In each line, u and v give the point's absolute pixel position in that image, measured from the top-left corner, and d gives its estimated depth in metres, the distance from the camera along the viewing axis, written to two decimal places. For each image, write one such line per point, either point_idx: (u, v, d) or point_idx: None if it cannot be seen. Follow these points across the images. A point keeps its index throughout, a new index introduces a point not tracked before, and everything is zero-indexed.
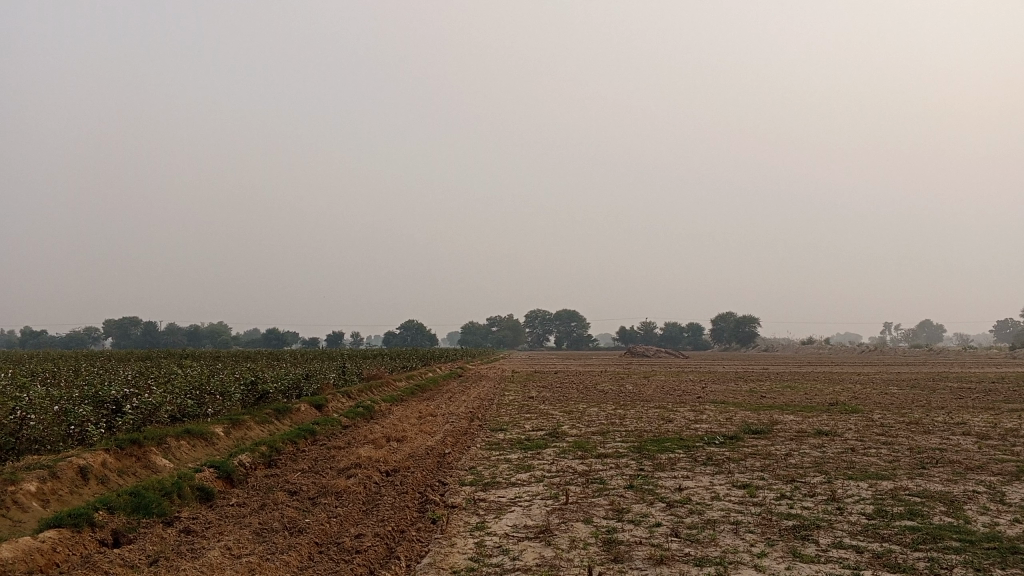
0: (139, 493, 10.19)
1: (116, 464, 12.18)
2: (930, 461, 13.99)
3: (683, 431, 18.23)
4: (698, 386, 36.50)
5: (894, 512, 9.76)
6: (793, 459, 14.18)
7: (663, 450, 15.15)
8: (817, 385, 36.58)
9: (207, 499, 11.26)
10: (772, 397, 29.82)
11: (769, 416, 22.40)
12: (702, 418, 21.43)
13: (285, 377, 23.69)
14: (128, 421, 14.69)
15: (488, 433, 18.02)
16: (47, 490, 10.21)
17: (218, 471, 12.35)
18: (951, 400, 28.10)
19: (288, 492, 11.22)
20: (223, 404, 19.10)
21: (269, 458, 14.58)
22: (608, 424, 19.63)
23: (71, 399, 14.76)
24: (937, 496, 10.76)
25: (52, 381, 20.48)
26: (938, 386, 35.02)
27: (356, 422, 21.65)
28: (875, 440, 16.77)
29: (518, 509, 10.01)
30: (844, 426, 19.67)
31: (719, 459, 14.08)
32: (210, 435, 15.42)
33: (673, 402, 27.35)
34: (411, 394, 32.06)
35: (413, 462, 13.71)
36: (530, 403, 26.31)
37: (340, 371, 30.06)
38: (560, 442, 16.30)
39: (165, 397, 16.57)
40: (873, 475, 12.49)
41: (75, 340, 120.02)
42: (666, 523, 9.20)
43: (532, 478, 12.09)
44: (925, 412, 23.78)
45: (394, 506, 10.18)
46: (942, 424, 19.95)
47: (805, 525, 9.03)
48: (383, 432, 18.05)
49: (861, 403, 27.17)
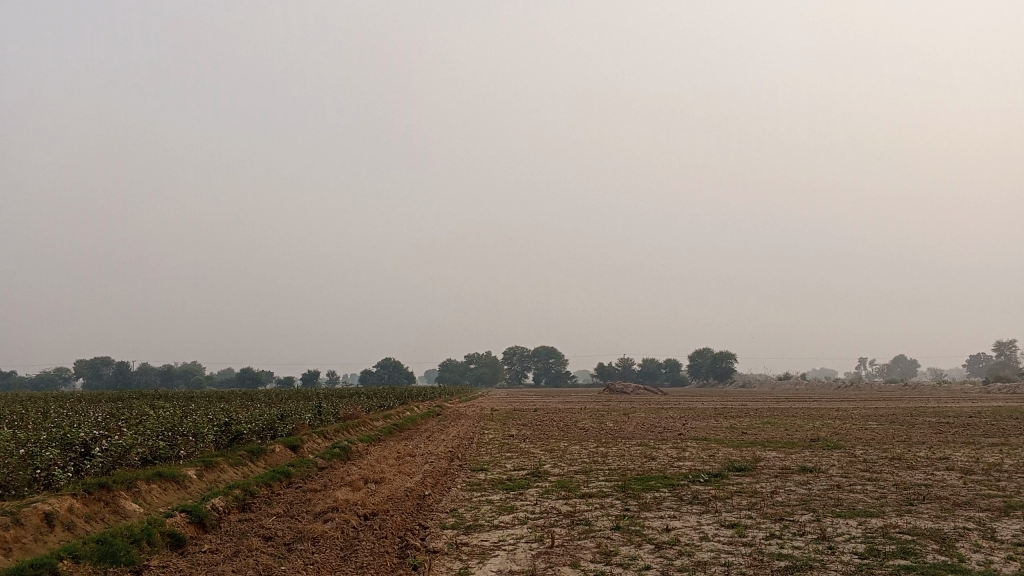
0: (107, 540, 9.76)
1: (83, 509, 11.73)
2: (917, 498, 13.84)
3: (667, 469, 17.99)
4: (678, 422, 36.29)
5: (887, 551, 9.57)
6: (779, 496, 13.97)
7: (648, 489, 14.91)
8: (797, 421, 36.50)
9: (179, 546, 10.83)
10: (754, 434, 29.63)
11: (752, 453, 22.23)
12: (685, 456, 21.20)
13: (260, 418, 23.18)
14: (98, 465, 14.23)
15: (469, 473, 17.68)
16: (10, 538, 9.78)
17: (190, 516, 11.92)
18: (931, 435, 28.03)
19: (263, 538, 10.83)
20: (196, 446, 18.61)
21: (243, 501, 14.14)
22: (590, 463, 19.37)
23: (37, 443, 14.27)
24: (928, 534, 10.59)
25: (19, 423, 19.88)
26: (916, 422, 35.00)
27: (333, 464, 21.18)
28: (861, 477, 16.62)
29: (502, 553, 9.70)
30: (827, 462, 19.52)
31: (705, 497, 13.86)
32: (183, 479, 14.97)
33: (655, 439, 27.08)
34: (389, 434, 31.58)
35: (392, 505, 13.33)
36: (511, 442, 25.96)
37: (317, 411, 29.51)
38: (543, 481, 16.02)
39: (136, 439, 16.13)
40: (862, 512, 12.30)
41: (46, 381, 117.95)
42: (655, 566, 8.93)
43: (516, 520, 11.78)
44: (906, 447, 23.73)
45: (373, 552, 9.83)
46: (925, 459, 19.86)
47: (798, 566, 8.81)
48: (361, 473, 17.66)
49: (843, 439, 27.08)
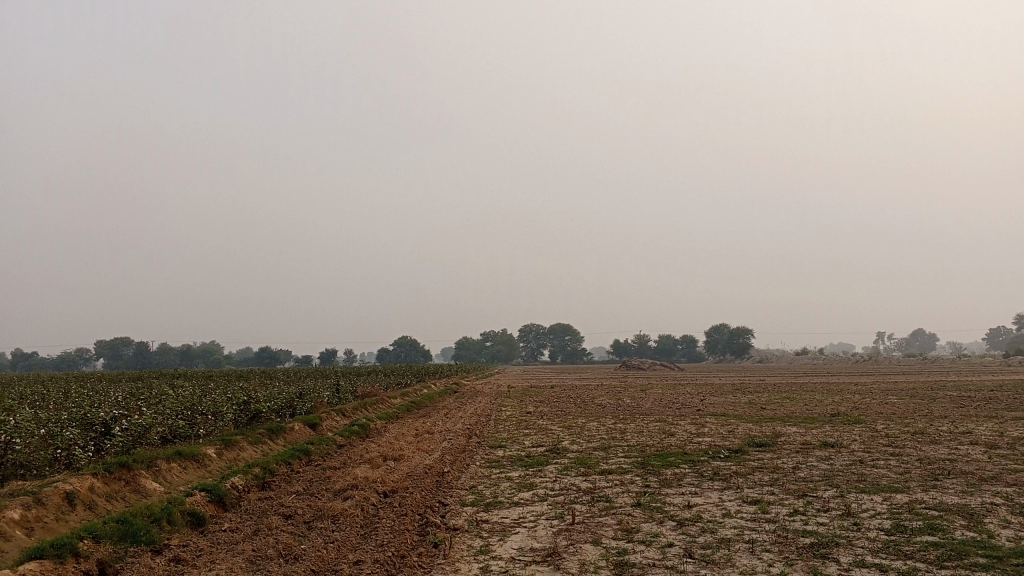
0: (127, 519, 9.75)
1: (104, 489, 11.75)
2: (941, 472, 13.65)
3: (687, 445, 17.86)
4: (697, 398, 36.09)
5: (914, 527, 9.41)
6: (802, 472, 13.81)
7: (668, 465, 14.80)
8: (816, 396, 36.26)
9: (199, 525, 10.82)
10: (773, 409, 29.46)
11: (772, 428, 22.06)
12: (704, 432, 21.05)
13: (278, 396, 23.21)
14: (118, 444, 14.25)
15: (487, 450, 17.65)
16: (31, 518, 9.79)
17: (210, 495, 11.92)
18: (952, 409, 27.72)
19: (283, 516, 10.81)
20: (215, 424, 18.66)
21: (262, 479, 14.15)
22: (610, 439, 19.27)
23: (57, 423, 14.29)
24: (955, 509, 10.41)
25: (40, 403, 20.00)
26: (938, 396, 34.71)
27: (352, 441, 21.20)
28: (883, 452, 16.43)
29: (523, 530, 9.61)
30: (849, 437, 19.31)
31: (726, 474, 13.72)
32: (202, 457, 15.00)
33: (673, 415, 26.97)
34: (407, 412, 31.62)
35: (411, 482, 13.29)
36: (528, 419, 25.90)
37: (335, 389, 29.55)
38: (561, 458, 15.92)
39: (156, 418, 16.16)
40: (887, 488, 12.12)
41: (67, 362, 119.31)
42: (678, 544, 8.80)
43: (535, 497, 11.70)
44: (928, 422, 23.48)
45: (393, 530, 9.77)
46: (948, 434, 19.62)
47: (824, 543, 8.66)
48: (379, 450, 17.66)
49: (864, 413, 26.82)
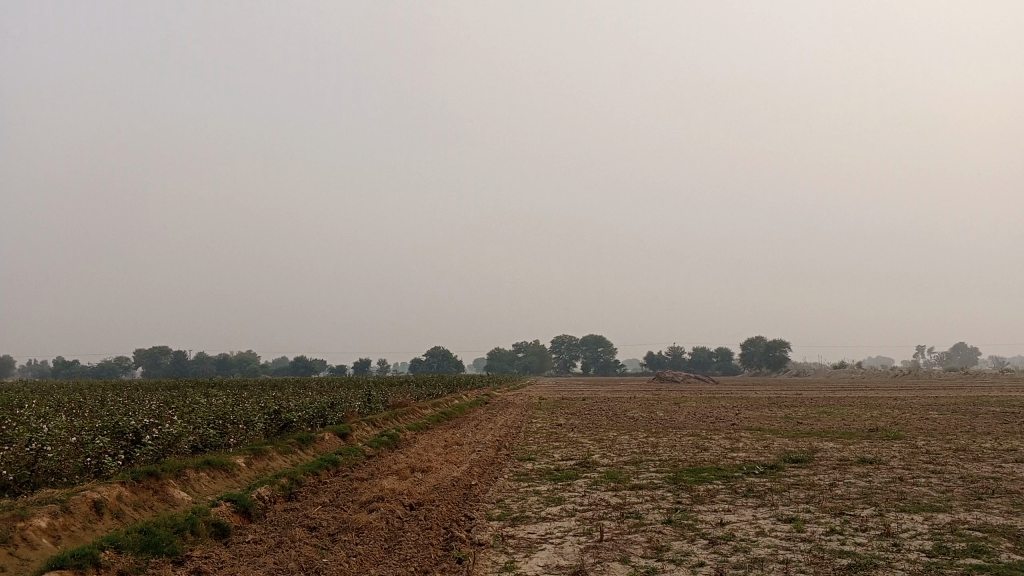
0: (150, 530, 9.69)
1: (131, 497, 11.72)
2: (985, 491, 13.19)
3: (721, 460, 17.48)
4: (731, 412, 35.49)
5: (957, 549, 9.03)
6: (839, 489, 13.42)
7: (700, 481, 14.48)
8: (853, 410, 35.53)
9: (223, 536, 10.76)
10: (809, 424, 28.85)
11: (808, 443, 21.60)
12: (738, 446, 20.66)
13: (309, 405, 23.20)
14: (148, 453, 14.28)
15: (516, 462, 17.45)
16: (58, 526, 9.78)
17: (235, 505, 11.85)
18: (996, 425, 26.94)
19: (307, 529, 10.69)
20: (246, 433, 18.67)
21: (289, 490, 14.07)
22: (641, 453, 18.94)
23: (89, 431, 14.35)
24: (1000, 531, 9.99)
25: (76, 411, 20.16)
26: (981, 411, 33.79)
27: (380, 452, 21.09)
28: (923, 469, 15.95)
29: (549, 547, 9.39)
30: (887, 453, 18.81)
31: (760, 490, 13.37)
32: (231, 466, 15.00)
33: (707, 430, 26.53)
34: (438, 423, 31.53)
35: (438, 495, 13.13)
36: (559, 431, 25.63)
37: (366, 399, 29.56)
38: (592, 472, 15.67)
39: (186, 426, 16.19)
40: (928, 507, 11.70)
41: (106, 369, 121.30)
42: (709, 563, 8.54)
43: (563, 512, 11.48)
44: (971, 438, 22.82)
45: (417, 544, 9.59)
46: (991, 451, 19.03)
47: (862, 565, 8.32)
48: (407, 462, 17.53)
49: (904, 429, 26.17)
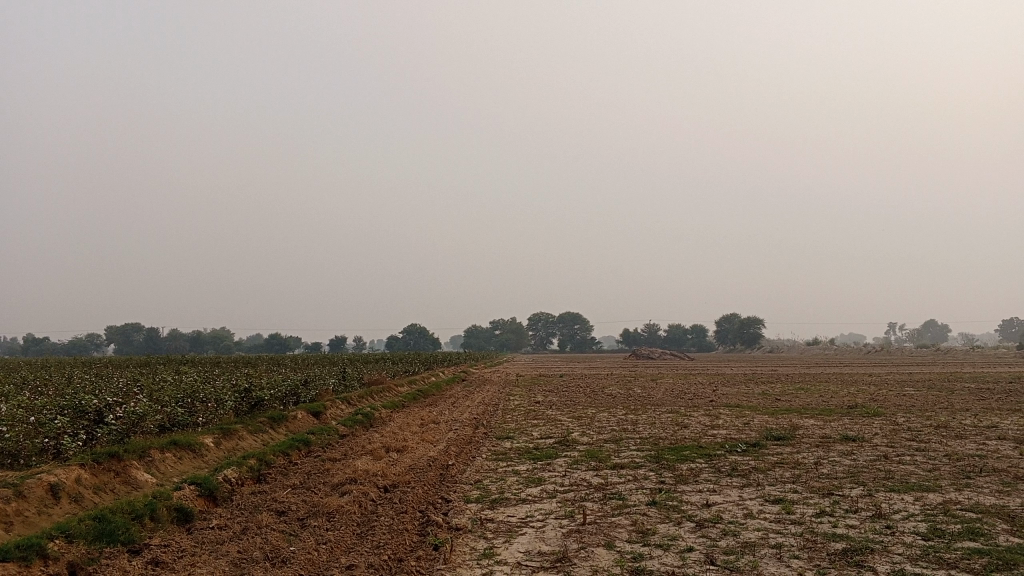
0: (105, 517, 9.14)
1: (92, 480, 11.15)
2: (972, 469, 12.94)
3: (702, 438, 17.14)
4: (710, 389, 35.21)
5: (952, 532, 8.70)
6: (825, 468, 13.12)
7: (683, 459, 14.12)
8: (831, 388, 35.44)
9: (186, 521, 10.25)
10: (788, 400, 28.76)
11: (788, 420, 21.42)
12: (719, 424, 20.34)
13: (282, 383, 22.57)
14: (111, 433, 13.62)
15: (494, 441, 17.02)
16: (11, 511, 9.19)
17: (199, 489, 11.30)
18: (974, 401, 26.99)
19: (276, 513, 10.20)
20: (216, 412, 18.04)
21: (257, 472, 13.50)
22: (621, 431, 18.59)
23: (49, 410, 13.69)
24: (993, 511, 9.70)
25: (41, 389, 19.38)
26: (958, 388, 33.94)
27: (355, 431, 20.53)
28: (908, 447, 15.67)
29: (530, 531, 8.95)
30: (870, 430, 18.59)
31: (745, 469, 13.03)
32: (199, 447, 14.43)
33: (686, 406, 26.16)
34: (413, 401, 30.98)
35: (413, 476, 12.67)
36: (537, 409, 25.23)
37: (340, 377, 28.93)
38: (571, 451, 15.24)
39: (153, 406, 15.55)
40: (918, 486, 11.39)
41: (78, 347, 119.69)
42: (698, 548, 8.13)
43: (544, 493, 11.06)
44: (950, 415, 22.78)
45: (391, 530, 9.12)
46: (973, 428, 18.87)
47: (858, 549, 7.95)
48: (382, 441, 17.00)
49: (883, 405, 26.03)
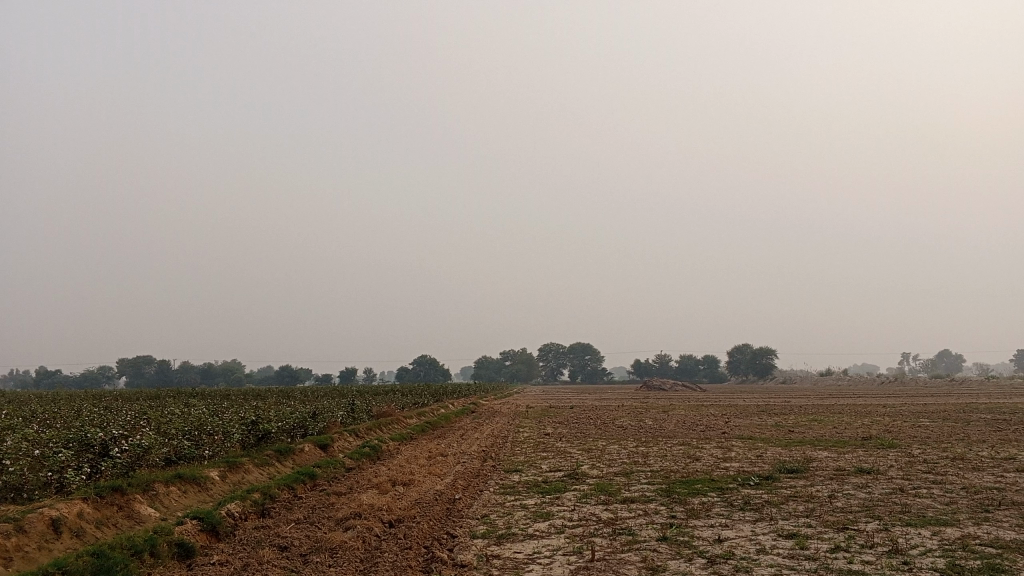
0: (104, 552, 8.99)
1: (94, 514, 11.01)
2: (990, 503, 12.66)
3: (714, 471, 16.87)
4: (721, 420, 34.85)
5: (972, 568, 8.44)
6: (839, 501, 12.86)
7: (694, 493, 13.87)
8: (845, 418, 35.03)
9: (187, 556, 10.07)
10: (801, 431, 28.41)
11: (800, 452, 21.10)
12: (731, 456, 20.04)
13: (290, 416, 22.42)
14: (115, 466, 13.48)
15: (502, 474, 16.80)
16: (10, 547, 9.05)
17: (202, 523, 11.13)
18: (989, 432, 26.63)
19: (278, 548, 10.02)
20: (222, 445, 17.90)
21: (261, 506, 13.32)
22: (631, 464, 18.32)
23: (54, 443, 13.58)
24: (1013, 546, 9.44)
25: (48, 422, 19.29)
26: (973, 418, 33.50)
27: (362, 464, 20.31)
28: (924, 479, 15.36)
29: (537, 568, 8.74)
30: (885, 462, 18.27)
31: (757, 503, 12.78)
32: (204, 480, 14.28)
33: (697, 438, 25.85)
34: (421, 433, 30.71)
35: (419, 510, 12.48)
36: (546, 441, 24.97)
37: (349, 409, 28.72)
38: (581, 484, 15.01)
39: (158, 438, 15.44)
40: (935, 520, 11.13)
41: (89, 378, 119.97)
42: None
43: (552, 529, 10.85)
44: (966, 446, 22.40)
45: (395, 566, 8.93)
46: (989, 460, 18.55)
47: None
48: (389, 475, 16.77)
49: (897, 437, 25.65)
